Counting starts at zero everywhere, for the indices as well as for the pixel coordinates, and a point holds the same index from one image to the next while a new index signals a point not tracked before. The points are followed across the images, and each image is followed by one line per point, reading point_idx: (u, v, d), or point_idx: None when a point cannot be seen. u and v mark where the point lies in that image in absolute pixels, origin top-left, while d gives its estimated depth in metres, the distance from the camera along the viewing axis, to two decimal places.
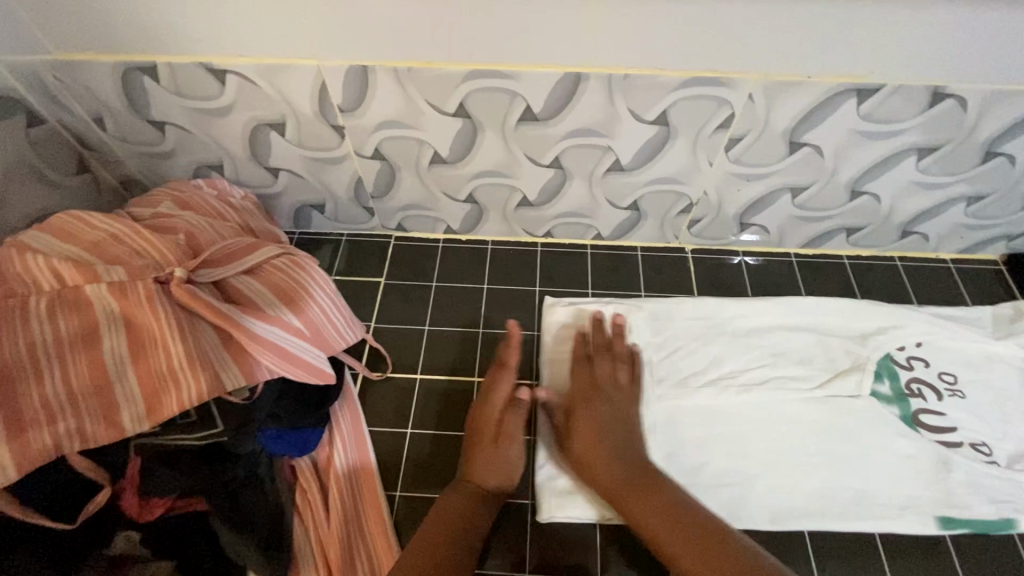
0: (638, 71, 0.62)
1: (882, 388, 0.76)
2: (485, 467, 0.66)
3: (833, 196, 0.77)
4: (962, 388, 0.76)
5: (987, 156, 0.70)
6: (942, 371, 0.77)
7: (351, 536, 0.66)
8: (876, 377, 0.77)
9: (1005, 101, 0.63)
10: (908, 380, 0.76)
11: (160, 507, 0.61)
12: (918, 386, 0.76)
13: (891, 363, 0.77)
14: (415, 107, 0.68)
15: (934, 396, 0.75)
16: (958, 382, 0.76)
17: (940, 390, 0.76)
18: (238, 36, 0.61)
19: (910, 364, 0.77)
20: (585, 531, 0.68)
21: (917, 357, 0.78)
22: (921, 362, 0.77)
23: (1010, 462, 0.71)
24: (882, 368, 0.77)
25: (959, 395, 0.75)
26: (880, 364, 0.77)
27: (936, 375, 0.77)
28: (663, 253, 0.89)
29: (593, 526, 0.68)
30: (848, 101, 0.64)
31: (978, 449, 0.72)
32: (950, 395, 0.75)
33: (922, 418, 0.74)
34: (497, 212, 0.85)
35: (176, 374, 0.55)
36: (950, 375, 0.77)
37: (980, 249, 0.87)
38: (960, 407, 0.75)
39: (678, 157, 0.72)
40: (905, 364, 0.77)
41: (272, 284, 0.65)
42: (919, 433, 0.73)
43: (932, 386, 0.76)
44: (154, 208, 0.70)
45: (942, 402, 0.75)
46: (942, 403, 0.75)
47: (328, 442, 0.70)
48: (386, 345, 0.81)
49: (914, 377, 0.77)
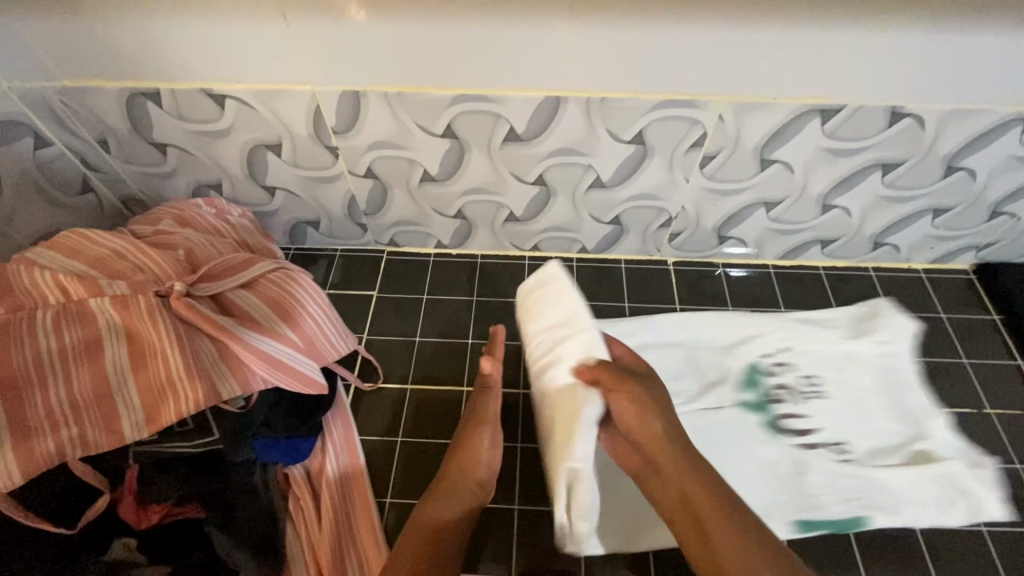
0: (614, 95, 0.66)
1: (747, 396, 0.78)
2: (470, 465, 0.65)
3: (806, 209, 0.80)
4: (822, 389, 0.79)
5: (949, 171, 0.73)
6: (805, 374, 0.80)
7: (343, 542, 0.67)
8: (741, 385, 0.79)
9: (961, 119, 0.67)
10: (773, 385, 0.79)
11: (157, 513, 0.63)
12: (779, 390, 0.79)
13: (760, 369, 0.80)
14: (404, 129, 0.71)
15: (794, 399, 0.78)
16: (820, 385, 0.79)
17: (800, 392, 0.78)
18: (236, 64, 0.65)
19: (778, 369, 0.80)
20: None
21: (781, 363, 0.81)
22: (786, 367, 0.80)
23: (985, 465, 0.73)
24: (749, 374, 0.80)
25: (819, 394, 0.78)
26: (746, 371, 0.80)
27: (800, 378, 0.80)
28: (646, 265, 0.92)
29: None
30: (813, 120, 0.68)
31: (838, 450, 0.74)
32: (810, 397, 0.78)
33: (784, 422, 0.76)
34: (485, 227, 0.88)
35: (174, 384, 0.58)
36: (818, 376, 0.80)
37: (951, 258, 0.90)
38: (822, 406, 0.77)
39: (656, 173, 0.76)
40: (770, 370, 0.80)
41: (267, 297, 0.68)
42: (779, 438, 0.75)
43: (793, 388, 0.79)
44: (155, 226, 0.73)
45: (801, 404, 0.78)
46: (806, 405, 0.77)
47: (321, 450, 0.72)
48: (378, 356, 0.84)
49: (775, 382, 0.79)
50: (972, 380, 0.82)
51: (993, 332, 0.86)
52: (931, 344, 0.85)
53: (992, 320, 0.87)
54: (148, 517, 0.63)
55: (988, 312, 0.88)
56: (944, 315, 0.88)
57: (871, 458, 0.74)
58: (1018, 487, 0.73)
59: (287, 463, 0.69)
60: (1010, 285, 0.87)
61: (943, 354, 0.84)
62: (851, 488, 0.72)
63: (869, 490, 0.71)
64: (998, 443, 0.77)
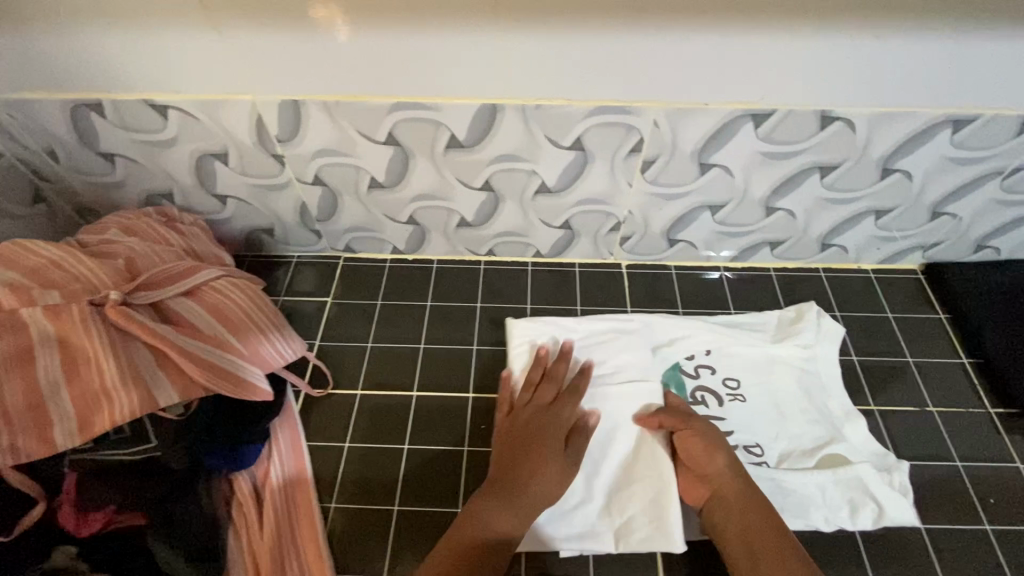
0: (549, 101, 0.67)
1: None
2: (536, 467, 0.66)
3: (750, 212, 0.81)
4: (744, 392, 0.79)
5: (885, 172, 0.74)
6: (726, 377, 0.81)
7: (284, 547, 0.67)
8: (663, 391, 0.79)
9: (891, 122, 0.68)
10: (694, 389, 0.80)
11: (99, 521, 0.63)
12: (702, 394, 0.79)
13: (681, 374, 0.81)
14: (347, 136, 0.72)
15: (715, 402, 0.78)
16: (741, 387, 0.80)
17: (722, 395, 0.79)
18: (177, 76, 0.66)
19: (697, 373, 0.81)
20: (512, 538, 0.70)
21: (704, 365, 0.82)
22: (707, 370, 0.81)
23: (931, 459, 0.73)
24: (671, 379, 0.80)
25: (740, 399, 0.79)
26: (668, 375, 0.80)
27: (719, 381, 0.80)
28: (600, 269, 0.93)
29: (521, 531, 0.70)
30: (746, 125, 0.69)
31: (749, 451, 0.74)
32: (731, 400, 0.78)
33: None
34: (439, 233, 0.89)
35: (108, 392, 0.58)
36: (734, 381, 0.80)
37: (898, 259, 0.91)
38: (743, 409, 0.78)
39: (599, 178, 0.77)
40: (692, 373, 0.81)
41: (210, 305, 0.69)
42: None
43: (715, 391, 0.79)
44: (100, 235, 0.73)
45: (722, 407, 0.78)
46: (724, 408, 0.78)
47: (267, 457, 0.72)
48: (330, 362, 0.84)
49: (699, 385, 0.80)
50: (916, 379, 0.83)
51: (939, 331, 0.87)
52: (877, 344, 0.86)
53: (939, 319, 0.88)
54: (88, 526, 0.62)
55: (935, 312, 0.89)
56: (891, 315, 0.89)
57: (817, 459, 0.74)
58: (959, 485, 0.74)
59: (232, 470, 0.70)
60: (955, 285, 0.88)
61: (889, 353, 0.85)
62: (799, 490, 0.71)
63: (816, 492, 0.71)
64: (941, 441, 0.77)
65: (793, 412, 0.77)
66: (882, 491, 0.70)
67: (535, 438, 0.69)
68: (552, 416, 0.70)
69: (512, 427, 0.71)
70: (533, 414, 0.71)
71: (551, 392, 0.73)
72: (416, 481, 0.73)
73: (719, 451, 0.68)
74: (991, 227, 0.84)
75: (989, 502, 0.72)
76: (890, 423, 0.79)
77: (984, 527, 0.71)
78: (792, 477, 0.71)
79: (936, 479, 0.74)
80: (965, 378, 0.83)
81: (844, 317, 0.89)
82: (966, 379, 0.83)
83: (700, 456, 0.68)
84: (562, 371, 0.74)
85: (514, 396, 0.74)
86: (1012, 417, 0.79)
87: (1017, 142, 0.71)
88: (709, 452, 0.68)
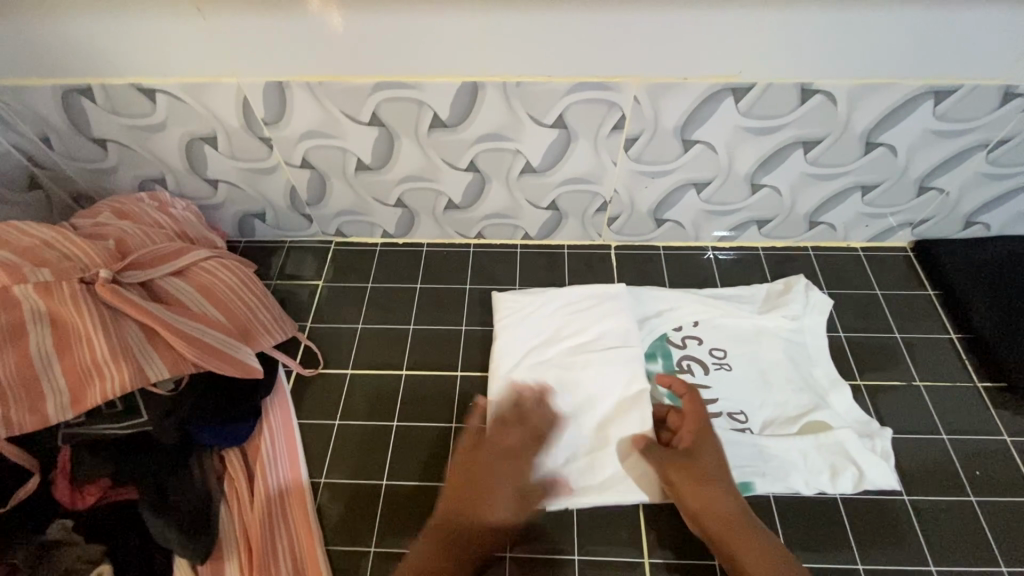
0: (530, 79, 0.68)
1: (654, 367, 0.80)
2: (477, 508, 0.63)
3: (735, 190, 0.82)
4: (730, 361, 0.80)
5: (868, 147, 0.74)
6: (713, 347, 0.81)
7: (274, 520, 0.69)
8: (648, 357, 0.81)
9: (871, 94, 0.68)
10: (680, 357, 0.80)
11: (93, 495, 0.65)
12: (689, 362, 0.80)
13: (666, 343, 0.82)
14: (333, 118, 0.73)
15: (702, 370, 0.79)
16: (727, 356, 0.80)
17: (708, 364, 0.79)
18: (164, 60, 0.68)
19: (684, 343, 0.82)
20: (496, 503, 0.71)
21: (691, 336, 0.82)
22: (694, 341, 0.82)
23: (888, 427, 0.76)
24: (657, 348, 0.81)
25: (725, 367, 0.79)
26: (655, 345, 0.82)
27: (706, 352, 0.81)
28: (589, 250, 0.94)
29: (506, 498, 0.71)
30: (726, 99, 0.69)
31: (734, 418, 0.75)
32: (717, 368, 0.79)
33: None
34: (427, 216, 0.90)
35: (100, 367, 0.60)
36: (721, 351, 0.81)
37: (888, 236, 0.91)
38: (727, 377, 0.78)
39: (583, 157, 0.77)
40: (679, 343, 0.82)
41: (199, 285, 0.71)
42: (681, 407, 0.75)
43: (700, 361, 0.80)
44: (93, 219, 0.75)
45: (708, 375, 0.78)
46: (709, 376, 0.78)
47: (258, 433, 0.73)
48: (320, 344, 0.85)
49: (686, 354, 0.81)
50: (903, 354, 0.83)
51: (928, 307, 0.87)
52: (865, 321, 0.86)
53: (928, 296, 0.88)
54: (83, 499, 0.65)
55: (924, 288, 0.89)
56: (879, 291, 0.89)
57: (801, 428, 0.74)
58: (945, 457, 0.74)
59: (222, 447, 0.71)
60: (944, 260, 0.87)
61: (876, 329, 0.85)
62: (781, 451, 0.72)
63: (801, 461, 0.71)
64: (928, 415, 0.77)
65: (784, 387, 0.77)
66: (868, 462, 0.71)
67: (487, 479, 0.65)
68: (513, 452, 0.67)
69: (466, 465, 0.67)
70: (499, 453, 0.67)
71: (520, 436, 0.69)
72: (405, 457, 0.74)
73: (722, 487, 0.65)
74: (979, 203, 0.84)
75: (974, 474, 0.73)
76: (877, 398, 0.79)
77: (970, 499, 0.71)
78: (779, 446, 0.72)
79: (922, 452, 0.74)
80: (953, 354, 0.83)
81: (832, 294, 0.89)
82: (954, 354, 0.83)
83: (707, 494, 0.64)
84: (535, 416, 0.72)
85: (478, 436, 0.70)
86: (1000, 391, 0.79)
87: (1000, 114, 0.71)
88: (717, 484, 0.65)
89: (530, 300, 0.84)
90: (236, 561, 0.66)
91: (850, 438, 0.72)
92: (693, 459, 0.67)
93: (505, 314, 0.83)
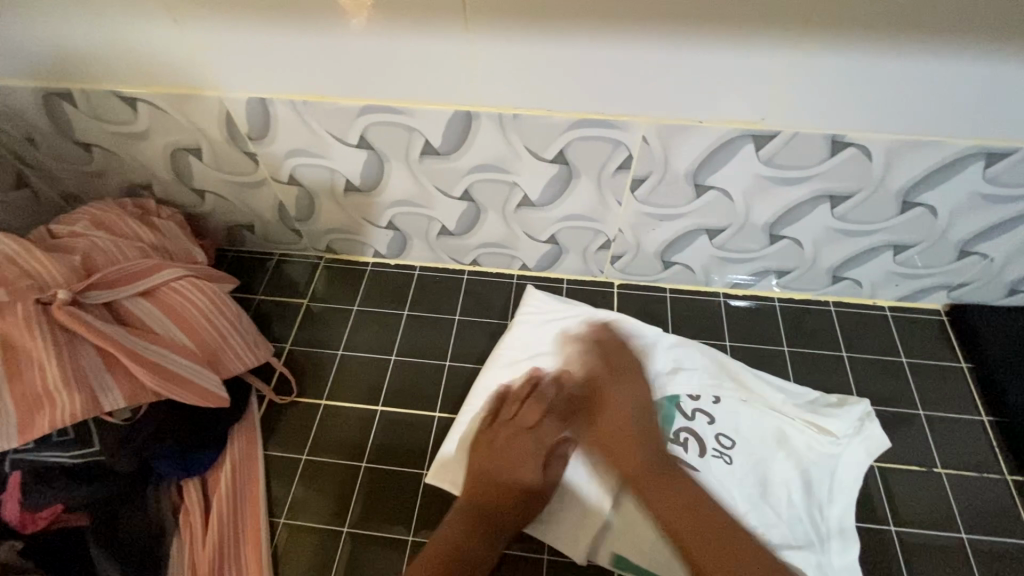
0: (528, 112, 0.62)
1: None
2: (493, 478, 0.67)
3: (751, 240, 0.75)
4: (733, 454, 0.70)
5: (905, 205, 0.66)
6: (721, 432, 0.72)
7: (224, 563, 0.65)
8: None
9: (911, 151, 0.61)
10: (680, 427, 0.72)
11: (44, 520, 0.62)
12: (687, 435, 0.71)
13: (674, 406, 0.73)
14: (319, 138, 0.69)
15: (698, 451, 0.70)
16: (733, 448, 0.70)
17: (707, 448, 0.70)
18: (144, 69, 0.64)
19: (692, 416, 0.73)
20: None
21: (703, 411, 0.73)
22: (704, 417, 0.73)
23: (898, 519, 0.69)
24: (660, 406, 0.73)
25: (725, 458, 0.70)
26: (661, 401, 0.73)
27: (713, 434, 0.71)
28: (591, 284, 0.87)
29: None
30: (745, 146, 0.62)
31: None
32: (714, 456, 0.70)
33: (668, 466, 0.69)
34: (420, 239, 0.85)
35: (51, 393, 0.57)
36: (728, 439, 0.71)
37: (921, 297, 0.82)
38: (724, 470, 0.69)
39: (586, 194, 0.71)
40: (687, 414, 0.73)
41: (166, 306, 0.68)
42: None
43: (701, 440, 0.71)
44: (69, 227, 0.72)
45: (702, 459, 0.70)
46: (703, 461, 0.69)
47: (219, 464, 0.70)
48: (296, 370, 0.81)
49: (688, 427, 0.72)
50: (926, 434, 0.75)
51: (960, 382, 0.79)
52: (884, 390, 0.78)
53: (960, 369, 0.80)
54: (33, 523, 0.61)
55: (956, 359, 0.80)
56: (905, 359, 0.80)
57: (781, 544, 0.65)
58: (962, 559, 0.66)
59: (181, 477, 0.68)
60: (983, 332, 0.79)
61: (898, 401, 0.77)
62: None
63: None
64: (946, 507, 0.70)
65: (778, 491, 0.68)
66: None
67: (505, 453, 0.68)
68: (539, 437, 0.70)
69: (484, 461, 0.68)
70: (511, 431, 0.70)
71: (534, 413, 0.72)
72: (372, 503, 0.70)
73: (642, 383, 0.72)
74: None
75: None
76: (892, 481, 0.71)
77: None
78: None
79: (935, 550, 0.67)
80: (982, 438, 0.74)
81: (852, 358, 0.81)
82: (984, 438, 0.74)
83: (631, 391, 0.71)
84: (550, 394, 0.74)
85: (496, 410, 0.73)
86: None
87: None
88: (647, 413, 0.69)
89: (527, 338, 0.78)
90: None
91: (808, 565, 0.64)
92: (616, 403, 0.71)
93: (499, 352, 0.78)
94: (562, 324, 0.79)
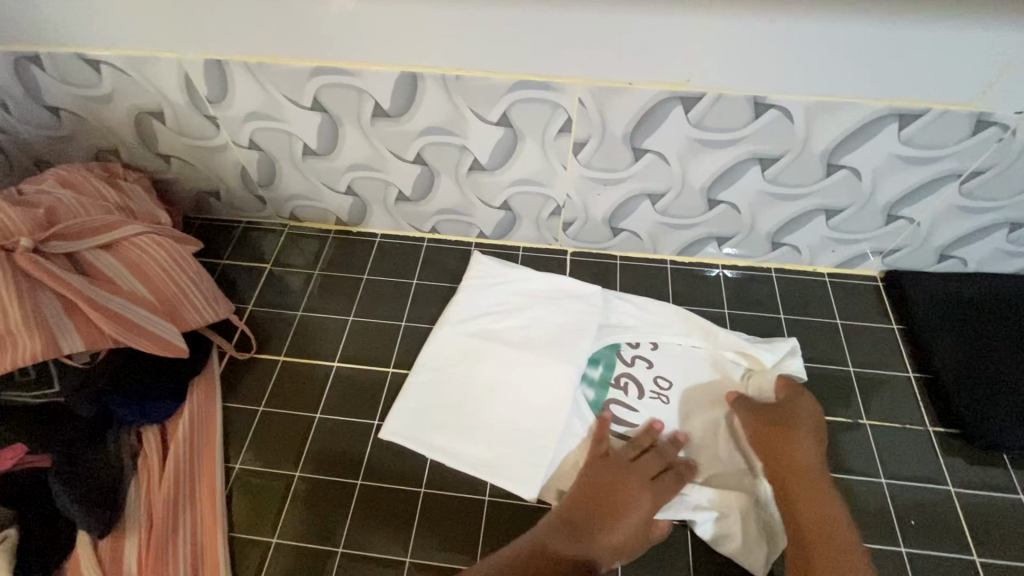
0: (469, 73, 0.66)
1: (593, 373, 0.78)
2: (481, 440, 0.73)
3: (691, 205, 0.78)
4: (670, 394, 0.76)
5: (830, 168, 0.70)
6: (659, 375, 0.78)
7: (180, 503, 0.68)
8: (590, 362, 0.79)
9: (830, 113, 0.64)
10: (621, 373, 0.78)
11: (7, 460, 0.64)
12: (627, 380, 0.77)
13: (615, 355, 0.80)
14: (275, 101, 0.72)
15: (636, 393, 0.76)
16: (670, 389, 0.77)
17: (645, 390, 0.76)
18: (107, 32, 0.68)
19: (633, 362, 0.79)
20: (409, 500, 0.70)
21: (643, 357, 0.79)
22: (643, 362, 0.79)
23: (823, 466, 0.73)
24: (602, 355, 0.80)
25: (662, 399, 0.76)
26: (602, 351, 0.80)
27: (651, 378, 0.78)
28: (544, 252, 0.91)
29: (418, 494, 0.70)
30: (675, 109, 0.66)
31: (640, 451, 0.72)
32: (652, 397, 0.76)
33: (610, 407, 0.75)
34: (379, 206, 0.88)
35: (12, 334, 0.61)
36: (666, 382, 0.77)
37: (857, 264, 0.86)
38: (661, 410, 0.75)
39: (531, 158, 0.75)
40: (627, 360, 0.79)
41: (127, 260, 0.71)
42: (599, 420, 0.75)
43: (640, 384, 0.77)
44: (37, 185, 0.75)
45: (640, 400, 0.76)
46: (642, 401, 0.76)
47: (178, 413, 0.73)
48: (258, 329, 0.84)
49: (628, 372, 0.78)
50: (857, 391, 0.78)
51: (891, 343, 0.82)
52: (820, 350, 0.82)
53: (892, 331, 0.83)
54: None
55: (889, 322, 0.84)
56: (840, 321, 0.84)
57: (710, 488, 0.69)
58: (881, 502, 0.70)
59: (141, 423, 0.71)
60: (914, 295, 0.83)
61: (832, 360, 0.81)
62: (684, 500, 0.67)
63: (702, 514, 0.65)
64: (871, 456, 0.73)
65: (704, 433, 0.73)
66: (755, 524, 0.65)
67: (480, 416, 0.75)
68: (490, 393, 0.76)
69: (453, 410, 0.75)
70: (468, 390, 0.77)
71: (486, 372, 0.78)
72: (327, 447, 0.74)
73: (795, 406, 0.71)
74: (953, 236, 0.79)
75: (909, 522, 0.69)
76: None
77: (899, 548, 0.67)
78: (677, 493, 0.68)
79: (857, 495, 0.70)
80: (908, 394, 0.78)
81: (790, 321, 0.84)
82: (910, 394, 0.78)
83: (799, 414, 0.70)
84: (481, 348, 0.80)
85: (440, 374, 0.78)
86: (952, 437, 0.74)
87: (972, 143, 0.66)
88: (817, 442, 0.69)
89: (480, 298, 0.84)
90: (137, 537, 0.66)
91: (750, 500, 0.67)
92: (617, 470, 0.67)
93: (455, 307, 0.83)
94: (513, 284, 0.85)
